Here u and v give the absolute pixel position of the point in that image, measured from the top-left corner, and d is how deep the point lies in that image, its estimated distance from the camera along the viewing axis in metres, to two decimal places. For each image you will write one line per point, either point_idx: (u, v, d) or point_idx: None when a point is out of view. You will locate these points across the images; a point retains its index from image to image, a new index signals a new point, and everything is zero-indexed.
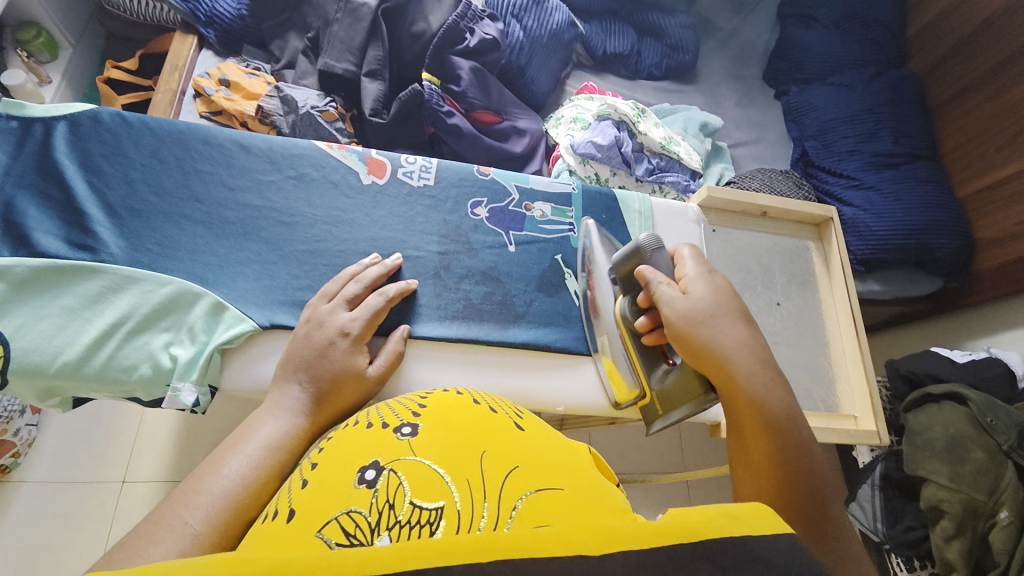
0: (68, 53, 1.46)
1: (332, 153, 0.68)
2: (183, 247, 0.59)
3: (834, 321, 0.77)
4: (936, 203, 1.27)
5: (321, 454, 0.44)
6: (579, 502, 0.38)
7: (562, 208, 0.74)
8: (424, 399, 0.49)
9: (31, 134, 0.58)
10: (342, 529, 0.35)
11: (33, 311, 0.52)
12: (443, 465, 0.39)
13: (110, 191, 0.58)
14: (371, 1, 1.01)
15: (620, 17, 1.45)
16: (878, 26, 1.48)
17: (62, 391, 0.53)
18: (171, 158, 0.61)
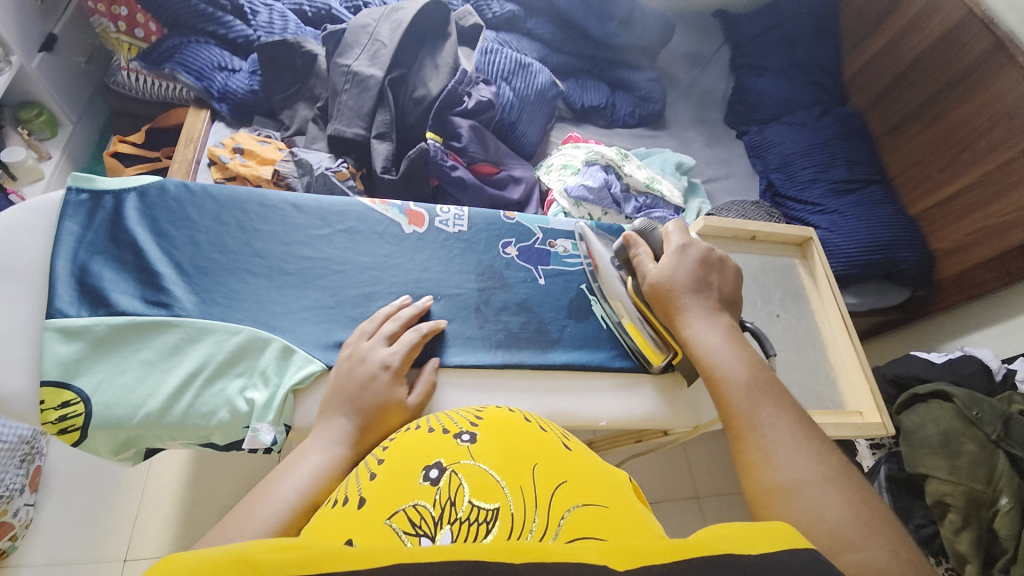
0: (67, 130, 1.50)
1: (375, 207, 0.74)
2: (248, 298, 0.63)
3: (828, 328, 0.84)
4: (893, 221, 1.42)
5: (386, 453, 0.49)
6: (620, 519, 0.42)
7: (581, 242, 0.82)
8: (480, 413, 0.53)
9: (101, 205, 0.64)
10: (408, 521, 0.39)
11: (114, 366, 0.57)
12: (500, 472, 0.43)
13: (179, 252, 0.64)
14: (378, 73, 1.12)
15: (593, 74, 1.61)
16: (818, 72, 1.69)
17: (140, 441, 0.57)
18: (232, 219, 0.67)
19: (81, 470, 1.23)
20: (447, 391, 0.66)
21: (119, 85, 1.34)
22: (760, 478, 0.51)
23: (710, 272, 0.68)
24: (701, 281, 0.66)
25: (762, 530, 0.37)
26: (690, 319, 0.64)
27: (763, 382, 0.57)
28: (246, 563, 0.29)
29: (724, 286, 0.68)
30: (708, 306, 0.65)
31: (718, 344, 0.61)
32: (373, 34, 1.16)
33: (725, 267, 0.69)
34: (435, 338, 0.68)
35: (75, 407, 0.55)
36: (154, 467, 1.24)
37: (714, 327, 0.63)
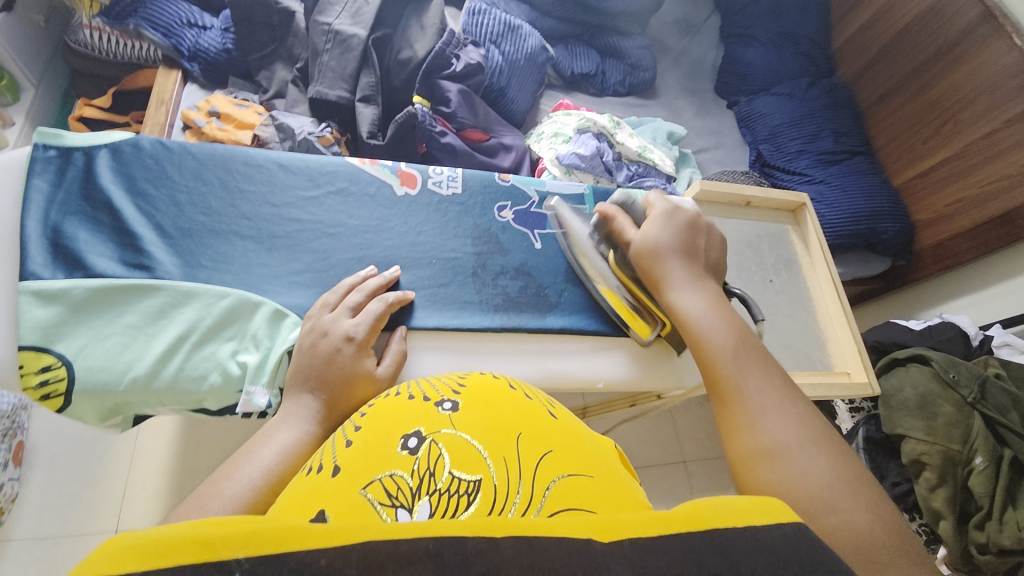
0: (31, 96, 1.41)
1: (365, 168, 0.71)
2: (237, 262, 0.61)
3: (818, 292, 0.86)
4: (876, 192, 1.43)
5: (363, 419, 0.44)
6: (610, 491, 0.37)
7: (577, 206, 0.80)
8: (462, 379, 0.49)
9: (72, 163, 0.60)
10: (385, 491, 0.35)
11: (96, 331, 0.54)
12: (483, 441, 0.38)
13: (159, 213, 0.61)
14: (361, 33, 1.07)
15: (583, 40, 1.56)
16: (808, 41, 1.67)
17: (128, 407, 0.55)
18: (215, 178, 0.64)
19: (62, 448, 1.19)
20: (445, 355, 0.65)
21: (83, 45, 1.26)
22: (743, 442, 0.49)
23: (698, 236, 0.66)
24: (685, 246, 0.65)
25: (752, 505, 0.34)
26: (675, 286, 0.62)
27: (750, 346, 0.56)
28: (189, 543, 0.26)
29: (712, 252, 0.66)
30: (694, 271, 0.63)
31: (704, 309, 0.59)
32: None
33: (710, 229, 0.68)
34: (431, 302, 0.67)
35: (57, 372, 0.52)
36: (139, 443, 1.21)
37: (704, 293, 0.61)
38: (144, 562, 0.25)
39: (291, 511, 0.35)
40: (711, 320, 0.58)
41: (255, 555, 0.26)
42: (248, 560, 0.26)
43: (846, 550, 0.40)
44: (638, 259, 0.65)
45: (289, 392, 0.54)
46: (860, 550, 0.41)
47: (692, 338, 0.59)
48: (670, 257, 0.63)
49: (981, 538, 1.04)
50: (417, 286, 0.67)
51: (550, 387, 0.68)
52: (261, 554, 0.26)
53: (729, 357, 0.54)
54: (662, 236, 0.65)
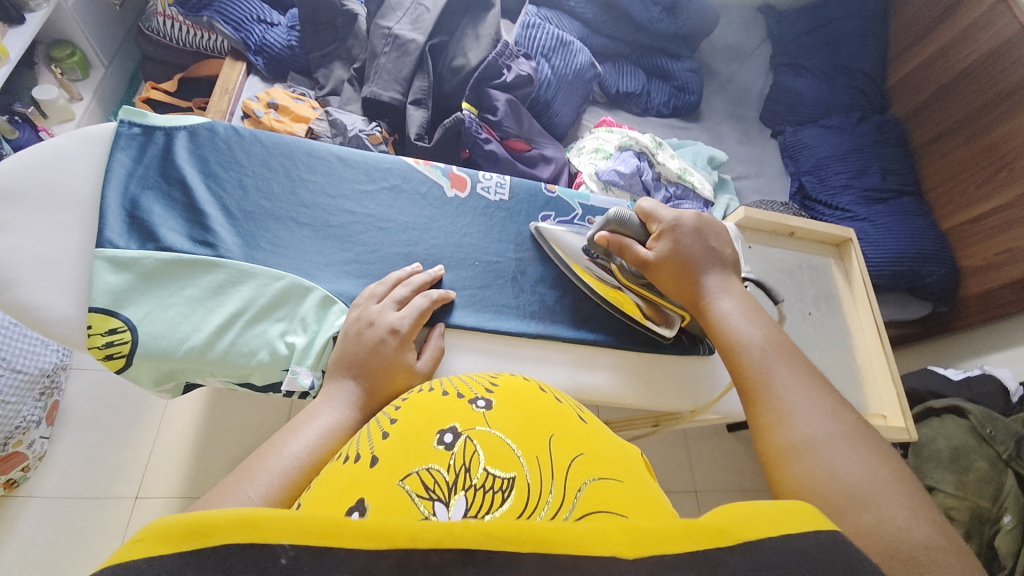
0: (99, 74, 1.50)
1: (418, 168, 0.74)
2: (292, 247, 0.64)
3: (859, 330, 0.84)
4: (923, 234, 1.39)
5: (397, 411, 0.45)
6: (637, 495, 0.38)
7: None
8: (495, 379, 0.50)
9: (153, 141, 0.64)
10: (422, 484, 0.36)
11: (160, 300, 0.57)
12: (517, 440, 0.39)
13: (226, 195, 0.64)
14: (419, 38, 1.11)
15: (631, 59, 1.58)
16: (861, 75, 1.64)
17: (181, 374, 0.57)
18: (279, 166, 0.67)
19: (94, 411, 1.25)
20: (479, 356, 0.66)
21: (157, 32, 1.34)
22: (775, 438, 0.48)
23: (717, 239, 0.67)
24: (710, 247, 0.65)
25: (784, 515, 0.33)
26: (703, 287, 0.62)
27: (781, 346, 0.55)
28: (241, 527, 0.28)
29: (732, 254, 0.66)
30: (722, 273, 0.63)
31: (735, 309, 0.59)
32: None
33: (721, 230, 0.68)
34: (469, 303, 0.68)
35: (121, 335, 0.55)
36: (167, 414, 1.26)
37: (732, 294, 0.60)
38: (198, 539, 0.28)
39: (326, 498, 0.36)
40: (735, 319, 0.58)
41: (299, 543, 0.27)
42: (293, 547, 0.27)
43: (887, 553, 0.37)
44: (660, 265, 0.64)
45: (331, 377, 0.56)
46: (900, 546, 0.38)
47: (719, 340, 0.58)
48: (694, 257, 0.63)
49: None
50: (456, 286, 0.69)
51: (579, 397, 0.68)
52: (304, 542, 0.27)
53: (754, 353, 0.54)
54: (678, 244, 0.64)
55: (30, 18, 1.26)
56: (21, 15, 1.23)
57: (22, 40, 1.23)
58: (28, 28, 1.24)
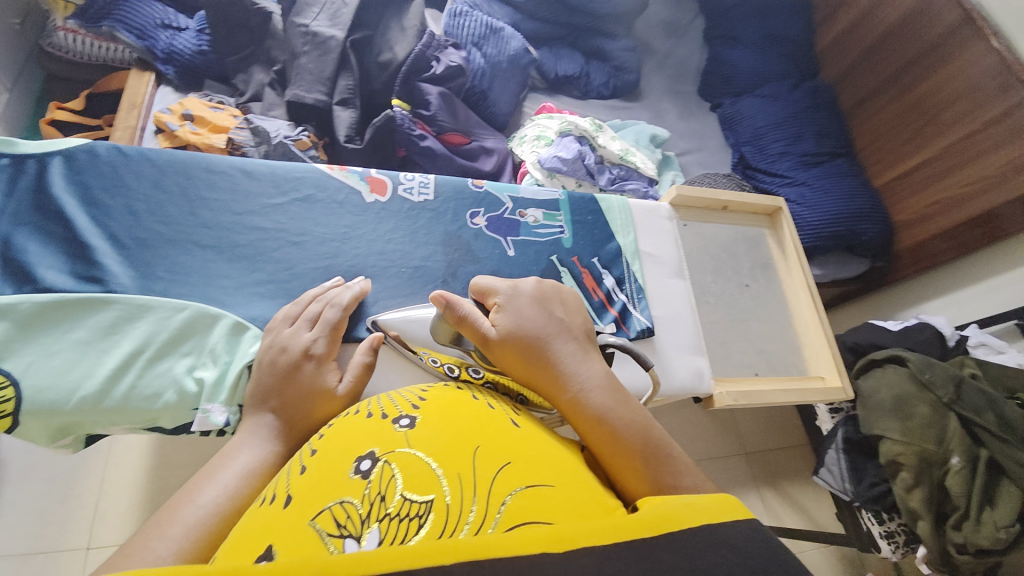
0: (4, 98, 1.37)
1: (333, 174, 0.70)
2: (195, 273, 0.59)
3: (794, 297, 0.86)
4: (856, 194, 1.45)
5: (321, 441, 0.43)
6: (568, 499, 0.37)
7: (553, 212, 0.78)
8: (426, 392, 0.47)
9: (24, 171, 0.58)
10: (333, 521, 0.33)
11: (44, 348, 0.52)
12: (438, 458, 0.37)
13: (114, 223, 0.59)
14: (339, 34, 1.06)
15: (567, 42, 1.57)
16: (790, 44, 1.68)
17: (79, 427, 0.52)
18: (175, 186, 0.62)
19: (30, 461, 1.16)
20: (414, 366, 0.64)
21: (60, 49, 1.23)
22: None
23: (555, 306, 0.56)
24: (555, 321, 0.53)
25: (713, 505, 0.34)
26: (569, 372, 0.49)
27: (648, 434, 0.46)
28: None
29: (580, 318, 0.56)
30: (579, 349, 0.51)
31: (602, 396, 0.47)
32: None
33: (567, 294, 0.58)
34: (399, 313, 0.65)
35: (2, 392, 0.49)
36: (112, 455, 1.18)
37: (598, 378, 0.48)
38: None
39: (240, 547, 0.34)
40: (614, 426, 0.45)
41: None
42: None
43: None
44: (507, 352, 0.51)
45: (250, 411, 0.52)
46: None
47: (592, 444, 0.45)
48: (555, 345, 0.50)
49: (958, 538, 1.07)
50: (386, 295, 0.66)
51: None
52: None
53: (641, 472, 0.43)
54: (519, 319, 0.53)
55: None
56: None
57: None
58: None
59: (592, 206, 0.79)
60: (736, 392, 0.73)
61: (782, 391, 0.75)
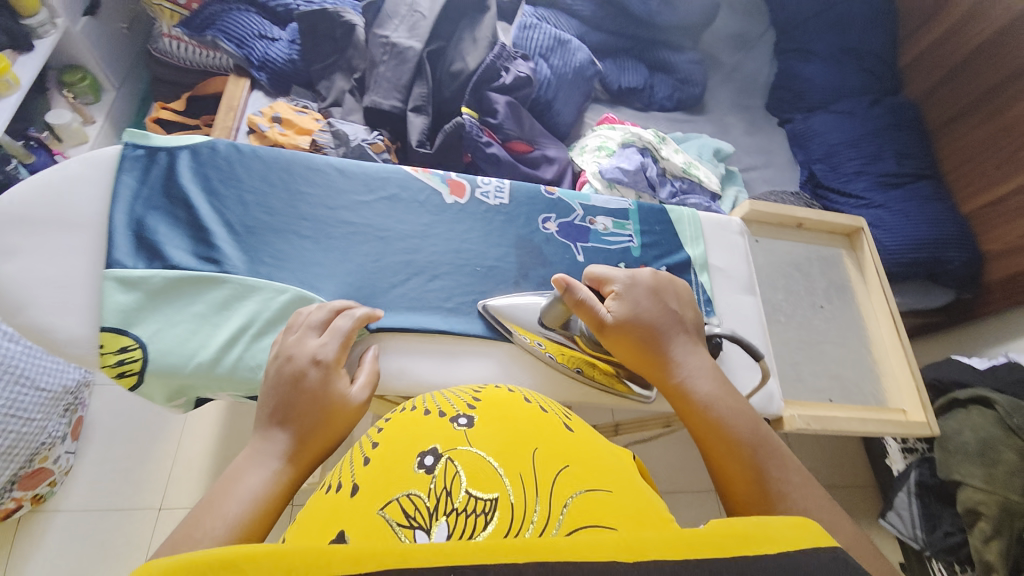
0: (111, 95, 1.67)
1: (417, 175, 0.74)
2: (294, 260, 0.65)
3: (874, 322, 0.82)
4: (942, 219, 1.36)
5: (379, 435, 0.46)
6: (626, 506, 0.38)
7: (622, 221, 0.78)
8: (478, 393, 0.50)
9: (156, 162, 0.65)
10: (402, 512, 0.36)
11: (167, 318, 0.59)
12: (499, 457, 0.40)
13: (228, 211, 0.65)
14: (416, 45, 1.11)
15: (632, 54, 1.58)
16: (871, 58, 1.60)
17: (191, 390, 0.59)
18: (279, 181, 0.68)
19: (121, 424, 1.37)
20: (488, 362, 0.67)
21: (163, 53, 1.42)
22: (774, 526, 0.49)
23: (672, 298, 0.66)
24: (669, 312, 0.64)
25: (787, 530, 0.34)
26: (682, 363, 0.61)
27: (757, 426, 0.57)
28: (220, 567, 0.27)
29: (690, 311, 0.66)
30: (689, 345, 0.63)
31: (713, 387, 0.59)
32: (412, 6, 1.14)
33: (677, 285, 0.68)
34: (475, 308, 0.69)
35: (132, 353, 0.57)
36: (187, 426, 1.37)
37: (706, 369, 0.61)
38: None
39: (313, 531, 0.37)
40: (716, 409, 0.58)
41: None
42: None
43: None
44: (616, 340, 0.62)
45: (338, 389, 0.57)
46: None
47: (698, 423, 0.58)
48: (671, 339, 0.62)
49: None
50: (458, 291, 0.69)
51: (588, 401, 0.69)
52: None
53: (741, 451, 0.54)
54: (639, 307, 0.63)
55: (37, 44, 1.42)
56: (27, 41, 1.39)
57: (33, 65, 1.40)
58: (39, 51, 1.42)
59: (661, 216, 0.78)
60: (809, 417, 0.69)
61: (856, 425, 0.71)
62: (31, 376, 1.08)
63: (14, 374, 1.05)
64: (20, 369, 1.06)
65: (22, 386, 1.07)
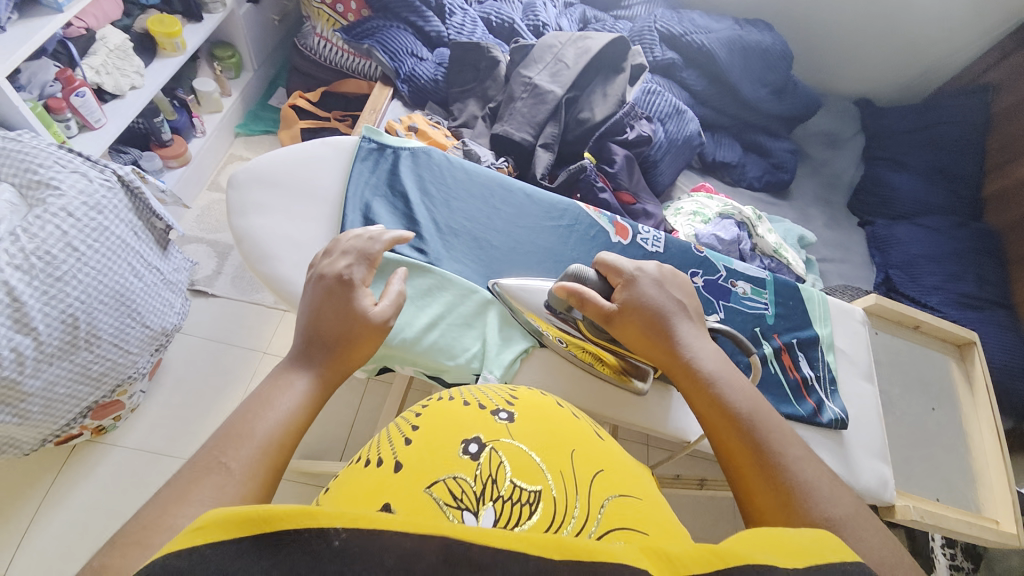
0: (248, 76, 1.81)
1: (591, 214, 0.84)
2: (481, 264, 0.77)
3: (976, 434, 0.84)
4: (1017, 348, 1.37)
5: (418, 418, 0.48)
6: (652, 515, 0.43)
7: (760, 289, 0.81)
8: (513, 391, 0.54)
9: (389, 163, 0.82)
10: (449, 492, 0.40)
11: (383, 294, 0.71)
12: (541, 453, 0.44)
13: (436, 211, 0.79)
14: (557, 90, 1.22)
15: (731, 132, 1.68)
16: (960, 181, 1.65)
17: (390, 359, 0.69)
18: (478, 195, 0.82)
19: (190, 375, 1.43)
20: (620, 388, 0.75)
21: (310, 49, 1.60)
22: (795, 511, 0.50)
23: (683, 292, 0.71)
24: (677, 301, 0.69)
25: (817, 538, 0.37)
26: (687, 348, 0.65)
27: (757, 406, 0.59)
28: (277, 514, 0.30)
29: (696, 306, 0.71)
30: (694, 332, 0.67)
31: (714, 367, 0.63)
32: (557, 55, 1.26)
33: (688, 283, 0.72)
34: None
35: None
36: (250, 390, 1.43)
37: (709, 353, 0.64)
38: (248, 529, 0.29)
39: (356, 501, 0.40)
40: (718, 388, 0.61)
41: (351, 527, 0.30)
42: (345, 531, 0.29)
43: None
44: (625, 317, 0.67)
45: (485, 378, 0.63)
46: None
47: (700, 402, 0.61)
48: (678, 324, 0.66)
49: None
50: None
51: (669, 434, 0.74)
52: (357, 529, 0.29)
53: (745, 428, 0.57)
54: (651, 292, 0.68)
55: (205, 17, 1.54)
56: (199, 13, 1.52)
57: (199, 34, 1.52)
58: (207, 24, 1.54)
59: (795, 293, 0.81)
60: (922, 510, 0.72)
61: (961, 526, 0.74)
62: (141, 312, 1.12)
63: (129, 308, 1.09)
64: (136, 304, 1.10)
65: (132, 320, 1.10)
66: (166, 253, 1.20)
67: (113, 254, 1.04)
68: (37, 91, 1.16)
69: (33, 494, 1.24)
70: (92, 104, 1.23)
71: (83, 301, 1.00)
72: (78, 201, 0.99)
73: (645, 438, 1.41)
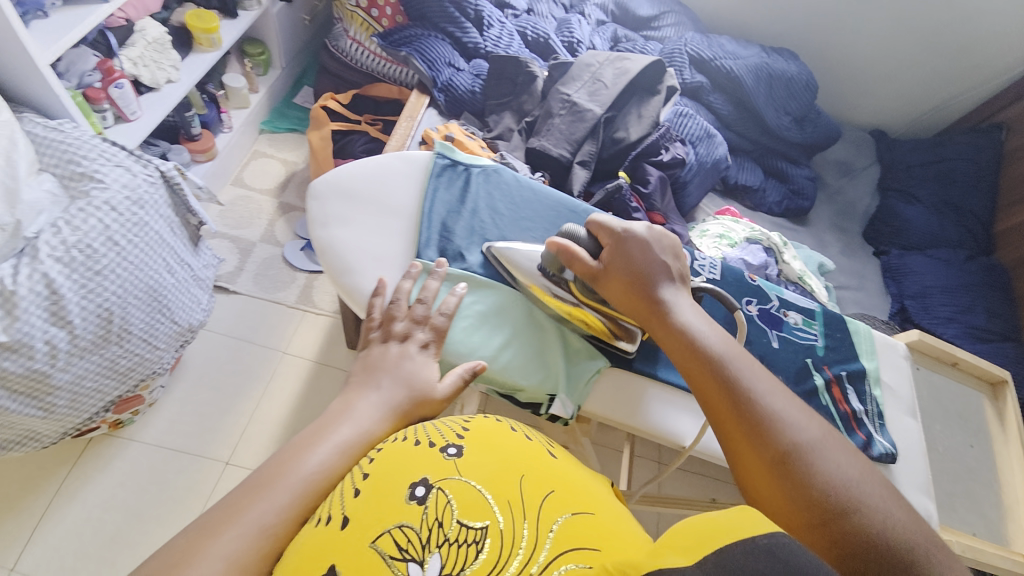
0: (276, 73, 1.81)
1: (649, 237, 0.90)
2: None
3: (1008, 470, 0.88)
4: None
5: (371, 464, 0.48)
6: (606, 528, 0.43)
7: (810, 320, 0.83)
8: (466, 421, 0.53)
9: (464, 186, 0.90)
10: (394, 544, 0.40)
11: (462, 315, 0.76)
12: (488, 486, 0.44)
13: (508, 231, 0.86)
14: (597, 109, 1.24)
15: (753, 157, 1.71)
16: (971, 216, 1.69)
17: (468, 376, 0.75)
18: (546, 217, 0.89)
19: (208, 373, 1.41)
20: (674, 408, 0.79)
21: (341, 51, 1.61)
22: (767, 449, 0.54)
23: (668, 249, 0.73)
24: (659, 260, 0.71)
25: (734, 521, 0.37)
26: (668, 306, 0.68)
27: (735, 355, 0.63)
28: None
29: (681, 265, 0.73)
30: (675, 291, 0.70)
31: (693, 324, 0.66)
32: (596, 74, 1.28)
33: (674, 241, 0.75)
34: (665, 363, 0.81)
35: None
36: (268, 391, 1.41)
37: (688, 309, 0.68)
38: None
39: (307, 562, 0.41)
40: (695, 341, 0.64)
41: None
42: None
43: None
44: (608, 280, 0.72)
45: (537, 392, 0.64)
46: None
47: (678, 354, 0.65)
48: (658, 283, 0.70)
49: None
50: None
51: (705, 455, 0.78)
52: None
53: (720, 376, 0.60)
54: (632, 253, 0.71)
55: (241, 14, 1.54)
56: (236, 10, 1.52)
57: (235, 30, 1.52)
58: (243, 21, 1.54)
59: (843, 326, 0.83)
60: (964, 544, 0.75)
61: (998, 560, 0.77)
62: (172, 309, 1.11)
63: (160, 304, 1.08)
64: (167, 300, 1.09)
65: (162, 316, 1.09)
66: (197, 249, 1.20)
67: (150, 249, 1.04)
68: (75, 80, 1.17)
69: (46, 488, 1.22)
70: (130, 96, 1.24)
71: (118, 295, 0.99)
72: (122, 195, 0.99)
73: (657, 455, 1.40)
